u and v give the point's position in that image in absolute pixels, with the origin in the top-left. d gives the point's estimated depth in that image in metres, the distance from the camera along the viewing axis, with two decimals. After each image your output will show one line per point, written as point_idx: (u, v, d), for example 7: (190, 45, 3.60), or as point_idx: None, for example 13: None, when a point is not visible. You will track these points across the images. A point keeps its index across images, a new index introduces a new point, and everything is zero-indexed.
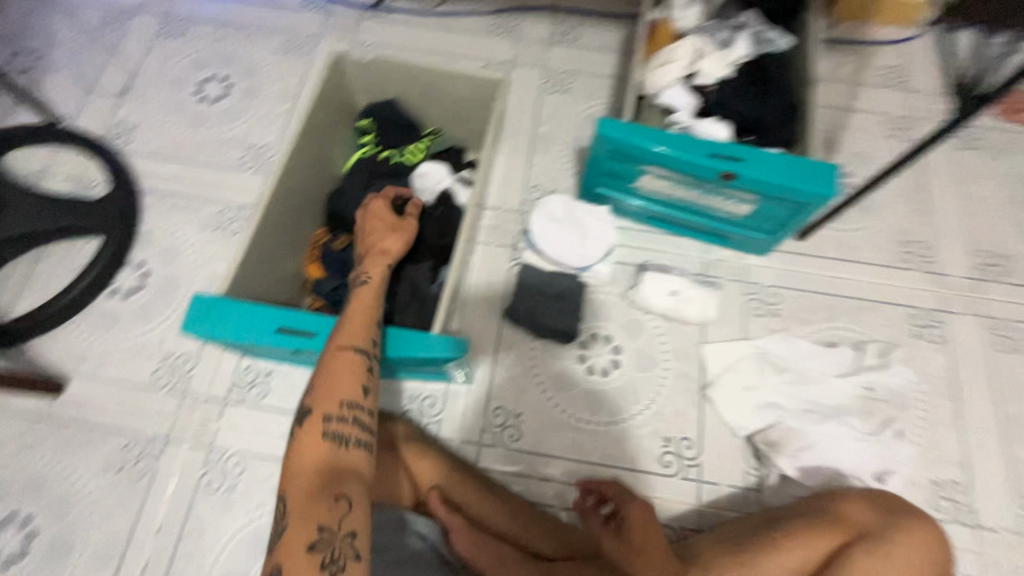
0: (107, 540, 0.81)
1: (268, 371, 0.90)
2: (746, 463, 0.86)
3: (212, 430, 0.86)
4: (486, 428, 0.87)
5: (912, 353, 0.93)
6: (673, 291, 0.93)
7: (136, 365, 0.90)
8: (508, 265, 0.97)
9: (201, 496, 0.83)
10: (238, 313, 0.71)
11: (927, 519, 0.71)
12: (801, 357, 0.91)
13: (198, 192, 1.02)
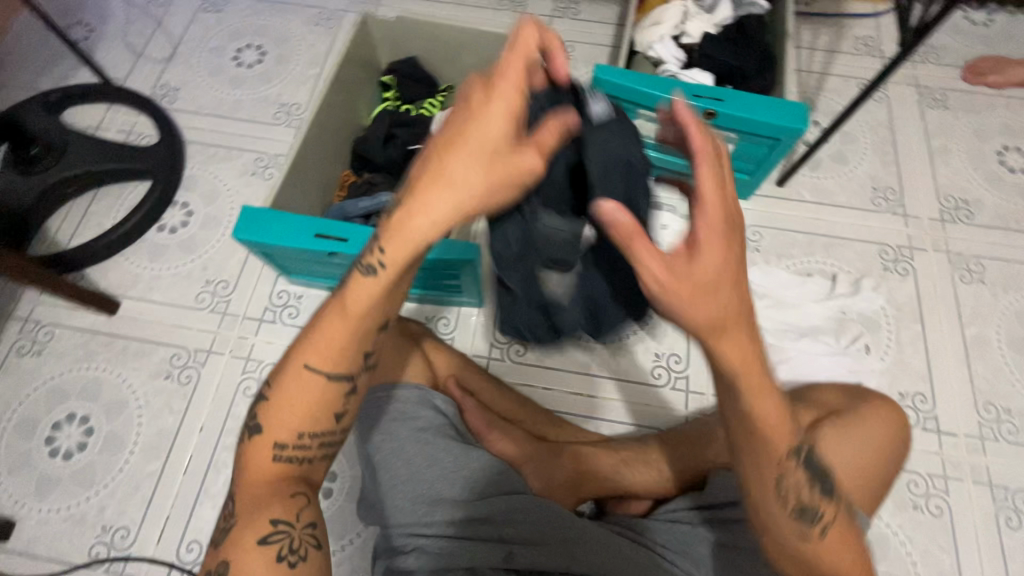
0: (157, 435, 0.91)
1: (299, 294, 1.00)
2: None
3: (248, 345, 0.97)
4: (495, 345, 0.97)
5: (881, 282, 1.02)
6: (662, 225, 1.03)
7: (182, 287, 1.01)
8: None
9: (239, 400, 0.93)
10: (278, 222, 0.81)
11: (884, 401, 0.78)
12: (781, 285, 1.01)
13: (236, 144, 1.14)
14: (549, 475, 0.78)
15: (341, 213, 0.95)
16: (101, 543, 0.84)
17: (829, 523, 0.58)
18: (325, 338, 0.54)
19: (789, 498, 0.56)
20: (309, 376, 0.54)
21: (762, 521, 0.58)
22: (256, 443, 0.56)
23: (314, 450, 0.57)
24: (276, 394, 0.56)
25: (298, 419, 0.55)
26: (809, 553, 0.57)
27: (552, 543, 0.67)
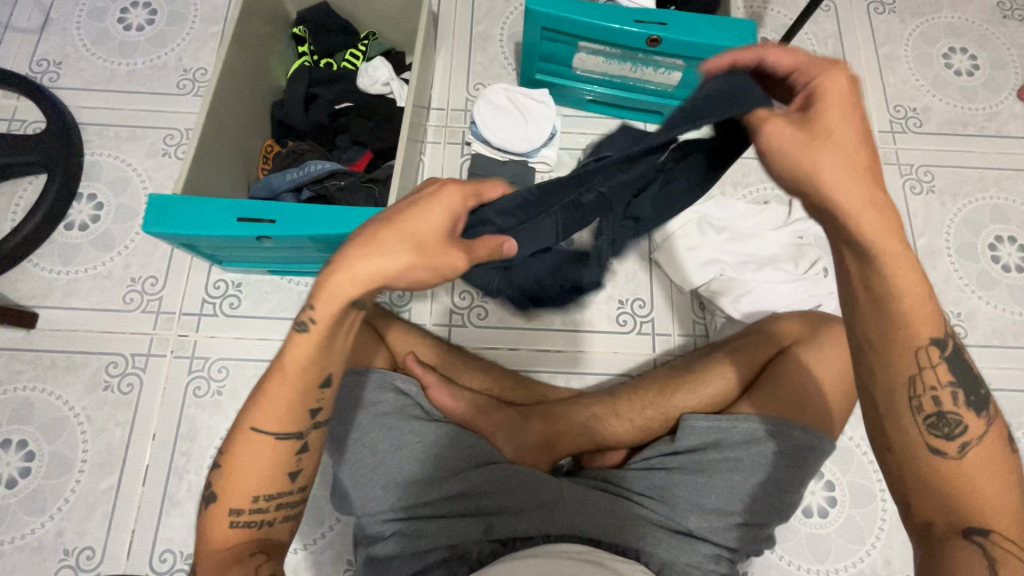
0: (106, 449, 0.85)
1: (238, 282, 0.93)
2: (694, 314, 0.95)
3: (191, 342, 0.90)
4: (455, 311, 0.93)
5: None
6: None
7: (105, 289, 0.92)
8: (459, 161, 1.02)
9: (190, 401, 0.88)
10: (193, 210, 0.73)
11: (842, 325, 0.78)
12: (737, 217, 0.95)
13: (139, 121, 1.02)
14: (523, 439, 0.77)
15: (268, 188, 0.86)
16: (66, 567, 0.80)
17: (973, 444, 0.51)
18: (271, 402, 0.55)
19: (925, 402, 0.51)
20: (259, 445, 0.56)
21: (889, 431, 0.52)
22: (214, 506, 0.57)
23: (279, 509, 0.58)
24: (230, 458, 0.57)
25: (254, 481, 0.56)
26: (945, 471, 0.50)
27: (531, 512, 0.68)
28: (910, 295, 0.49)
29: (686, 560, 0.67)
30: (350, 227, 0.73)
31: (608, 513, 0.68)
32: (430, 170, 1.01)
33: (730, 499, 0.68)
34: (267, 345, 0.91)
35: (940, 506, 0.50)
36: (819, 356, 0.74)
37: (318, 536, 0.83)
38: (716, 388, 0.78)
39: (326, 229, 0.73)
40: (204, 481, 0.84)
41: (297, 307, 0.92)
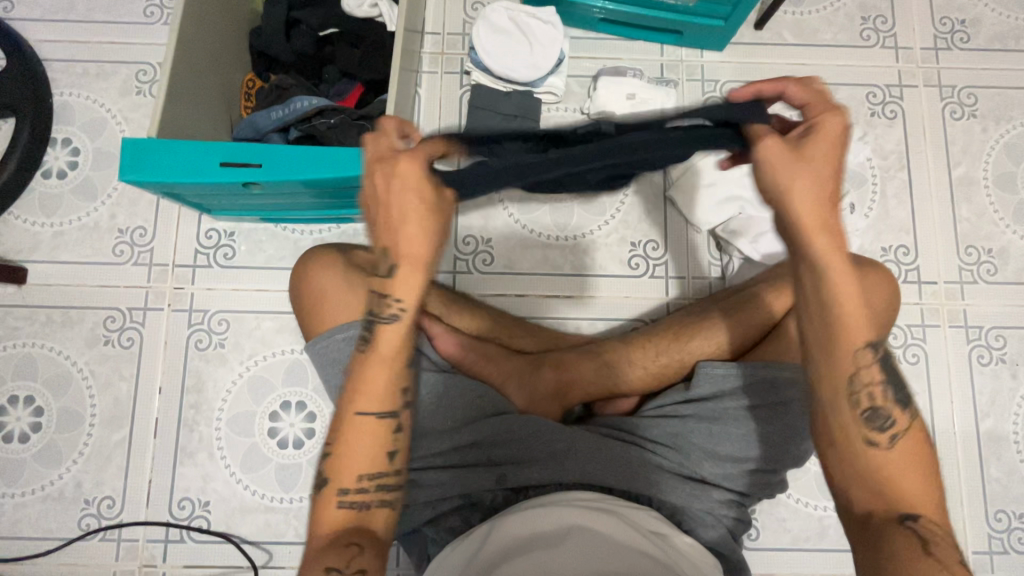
0: (114, 403, 0.85)
1: (231, 232, 0.89)
2: (710, 255, 0.90)
3: (188, 295, 0.87)
4: (459, 257, 0.89)
5: (868, 130, 0.94)
6: (628, 94, 0.89)
7: (93, 241, 0.88)
8: (457, 92, 0.94)
9: (193, 354, 0.86)
10: (173, 154, 0.67)
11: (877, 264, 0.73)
12: None
13: (107, 55, 0.93)
14: (532, 387, 0.75)
15: (253, 129, 0.80)
16: (89, 515, 0.82)
17: (900, 435, 0.52)
18: (371, 380, 0.56)
19: (863, 395, 0.52)
20: (363, 425, 0.55)
21: (828, 423, 0.53)
22: (322, 493, 0.55)
23: (379, 491, 0.56)
24: (337, 445, 0.56)
25: (361, 459, 0.55)
26: (874, 457, 0.52)
27: (544, 462, 0.68)
28: (847, 308, 0.51)
29: (698, 507, 0.67)
30: (344, 168, 0.67)
31: (621, 461, 0.68)
32: (428, 104, 0.93)
33: (744, 447, 0.68)
34: (266, 297, 0.88)
35: (878, 496, 0.51)
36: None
37: None
38: (734, 334, 0.74)
39: (317, 172, 0.67)
40: (215, 432, 0.84)
41: (293, 256, 0.88)
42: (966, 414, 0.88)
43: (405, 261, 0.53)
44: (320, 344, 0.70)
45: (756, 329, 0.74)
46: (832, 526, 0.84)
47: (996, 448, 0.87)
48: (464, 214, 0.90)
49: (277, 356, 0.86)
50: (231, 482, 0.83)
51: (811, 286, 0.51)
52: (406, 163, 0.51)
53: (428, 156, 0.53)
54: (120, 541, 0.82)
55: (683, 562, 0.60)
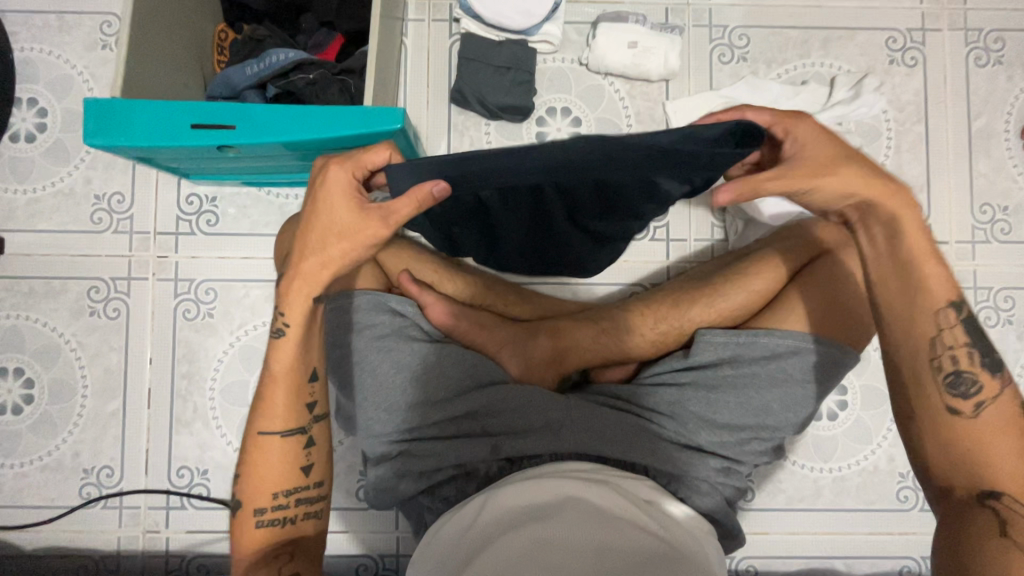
0: (104, 374, 0.84)
1: (212, 196, 0.85)
2: (713, 216, 0.86)
3: (172, 264, 0.84)
4: None
5: (885, 80, 0.88)
6: (630, 42, 0.83)
7: (69, 208, 0.85)
8: (446, 42, 0.87)
9: (182, 324, 0.84)
10: (140, 116, 0.63)
11: None
12: (770, 101, 0.86)
13: (67, 4, 0.86)
14: (528, 354, 0.73)
15: (227, 85, 0.76)
16: (89, 484, 0.83)
17: (991, 404, 0.55)
18: (272, 393, 0.61)
19: (946, 358, 0.55)
20: (271, 441, 0.61)
21: (909, 398, 0.57)
22: (241, 516, 0.60)
23: (296, 496, 0.61)
24: (249, 467, 0.60)
25: (275, 478, 0.60)
26: (959, 428, 0.55)
27: (538, 432, 0.68)
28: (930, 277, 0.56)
29: (694, 474, 0.67)
30: (324, 131, 0.63)
31: (617, 429, 0.68)
32: (415, 56, 0.87)
33: (743, 414, 0.67)
34: (253, 264, 0.85)
35: (970, 473, 0.54)
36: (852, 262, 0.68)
37: None
38: (736, 300, 0.72)
39: (292, 133, 0.63)
40: (208, 402, 0.84)
41: (279, 222, 0.85)
42: None
43: (309, 274, 0.58)
44: None
45: (757, 296, 0.72)
46: (826, 487, 0.85)
47: None
48: None
49: (267, 325, 0.84)
50: (228, 450, 0.83)
51: (884, 243, 0.56)
52: (335, 176, 0.55)
53: (359, 169, 0.55)
54: (122, 509, 0.83)
55: (678, 531, 0.59)
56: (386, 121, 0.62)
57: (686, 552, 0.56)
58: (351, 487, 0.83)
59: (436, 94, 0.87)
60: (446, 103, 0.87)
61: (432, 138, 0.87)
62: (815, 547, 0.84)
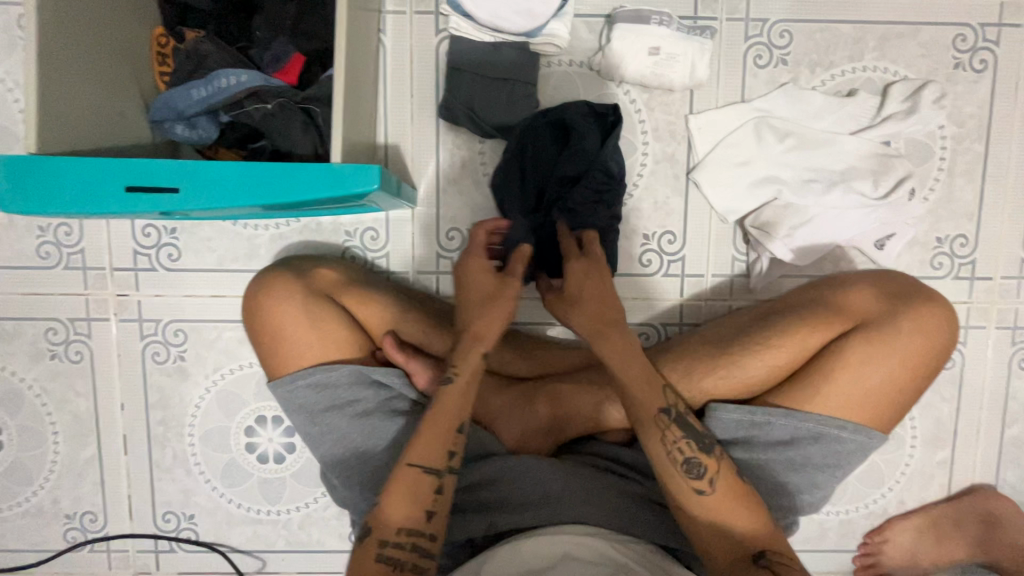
0: (74, 419, 0.78)
1: (172, 228, 0.75)
2: (734, 249, 0.78)
3: (133, 303, 0.76)
4: (442, 255, 0.77)
5: (947, 88, 0.75)
6: (651, 48, 0.70)
7: (12, 242, 0.75)
8: (432, 40, 0.73)
9: (152, 368, 0.78)
10: (76, 177, 0.53)
11: (934, 300, 0.64)
12: (810, 115, 0.74)
13: None
14: (526, 422, 0.70)
15: (171, 109, 0.62)
16: (74, 528, 0.80)
17: (702, 489, 0.59)
18: (427, 432, 0.59)
19: (677, 455, 0.60)
20: (408, 474, 0.57)
21: (670, 491, 0.61)
22: (366, 539, 0.56)
23: (413, 552, 0.55)
24: (383, 497, 0.57)
25: (403, 508, 0.56)
26: (711, 510, 0.59)
27: (537, 507, 0.64)
28: (645, 399, 0.62)
29: (701, 551, 0.64)
30: (292, 196, 0.53)
31: (620, 501, 0.65)
32: (395, 58, 0.73)
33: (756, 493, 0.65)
34: (223, 303, 0.77)
35: (718, 542, 0.58)
36: (895, 343, 0.62)
37: (316, 496, 0.80)
38: (759, 372, 0.65)
39: (246, 197, 0.53)
40: (188, 448, 0.79)
41: (249, 256, 0.76)
42: (992, 420, 0.81)
43: (478, 339, 0.63)
44: (285, 388, 0.65)
45: (785, 367, 0.65)
46: (831, 528, 0.83)
47: (1018, 452, 0.82)
48: (448, 203, 0.76)
49: (244, 368, 0.78)
50: (213, 496, 0.80)
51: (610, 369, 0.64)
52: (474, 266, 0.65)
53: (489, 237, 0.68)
54: (110, 552, 0.81)
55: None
56: (356, 182, 0.53)
57: None
58: (344, 530, 0.81)
59: (422, 105, 0.74)
60: (433, 117, 0.75)
61: (418, 158, 0.75)
62: None
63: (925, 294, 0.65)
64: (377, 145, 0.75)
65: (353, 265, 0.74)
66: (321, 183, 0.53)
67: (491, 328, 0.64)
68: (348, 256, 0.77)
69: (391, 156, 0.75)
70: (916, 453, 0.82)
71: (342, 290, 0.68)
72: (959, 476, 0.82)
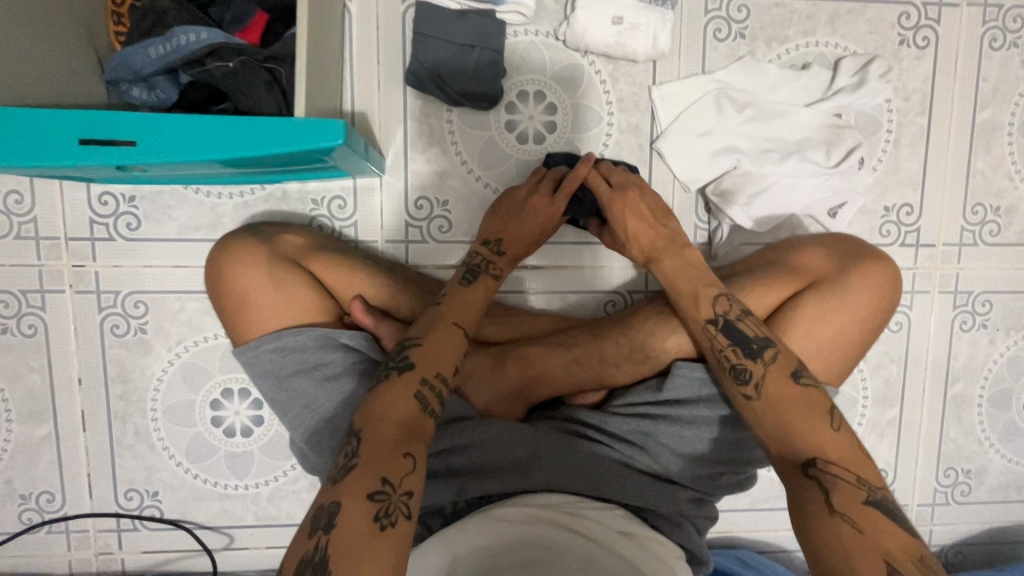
0: (29, 397, 0.76)
1: (130, 195, 0.73)
2: (696, 218, 0.81)
3: (90, 274, 0.74)
4: (411, 224, 0.77)
5: (893, 64, 0.79)
6: (615, 18, 0.72)
7: None
8: (399, 7, 0.73)
9: (111, 341, 0.76)
10: (14, 127, 0.51)
11: (882, 257, 0.68)
12: (767, 88, 0.77)
13: None
14: (495, 384, 0.72)
15: (127, 69, 0.61)
16: (29, 509, 0.78)
17: (832, 487, 0.53)
18: (468, 299, 0.65)
19: (830, 475, 0.54)
20: (445, 330, 0.61)
21: (798, 508, 0.53)
22: (396, 380, 0.57)
23: (438, 401, 0.57)
24: (422, 343, 0.60)
25: (444, 358, 0.59)
26: (857, 524, 0.51)
27: (508, 472, 0.66)
28: (804, 396, 0.58)
29: (664, 507, 0.67)
30: (246, 152, 0.53)
31: (586, 462, 0.67)
32: (361, 25, 0.73)
33: (715, 448, 0.68)
34: (186, 274, 0.75)
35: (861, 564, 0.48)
36: (829, 306, 0.65)
37: (285, 469, 0.79)
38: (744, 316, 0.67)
39: (202, 151, 0.52)
40: (151, 424, 0.77)
41: (212, 225, 0.74)
42: (936, 380, 0.86)
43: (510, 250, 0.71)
44: (250, 352, 0.64)
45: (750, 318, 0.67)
46: None
47: (959, 410, 0.87)
48: (416, 171, 0.76)
49: (209, 341, 0.77)
50: (177, 471, 0.78)
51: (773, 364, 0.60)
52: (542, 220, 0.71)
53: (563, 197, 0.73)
54: (69, 533, 0.78)
55: (654, 563, 0.59)
56: (322, 136, 0.53)
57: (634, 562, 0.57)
58: None
59: (388, 73, 0.74)
60: (400, 86, 0.75)
61: (386, 127, 0.75)
62: (773, 542, 0.87)
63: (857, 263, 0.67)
64: (344, 112, 0.74)
65: (321, 233, 0.74)
66: (278, 141, 0.53)
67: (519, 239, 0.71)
68: (315, 225, 0.76)
69: (359, 123, 0.75)
70: (867, 413, 0.86)
71: (309, 255, 0.68)
72: (906, 433, 0.87)
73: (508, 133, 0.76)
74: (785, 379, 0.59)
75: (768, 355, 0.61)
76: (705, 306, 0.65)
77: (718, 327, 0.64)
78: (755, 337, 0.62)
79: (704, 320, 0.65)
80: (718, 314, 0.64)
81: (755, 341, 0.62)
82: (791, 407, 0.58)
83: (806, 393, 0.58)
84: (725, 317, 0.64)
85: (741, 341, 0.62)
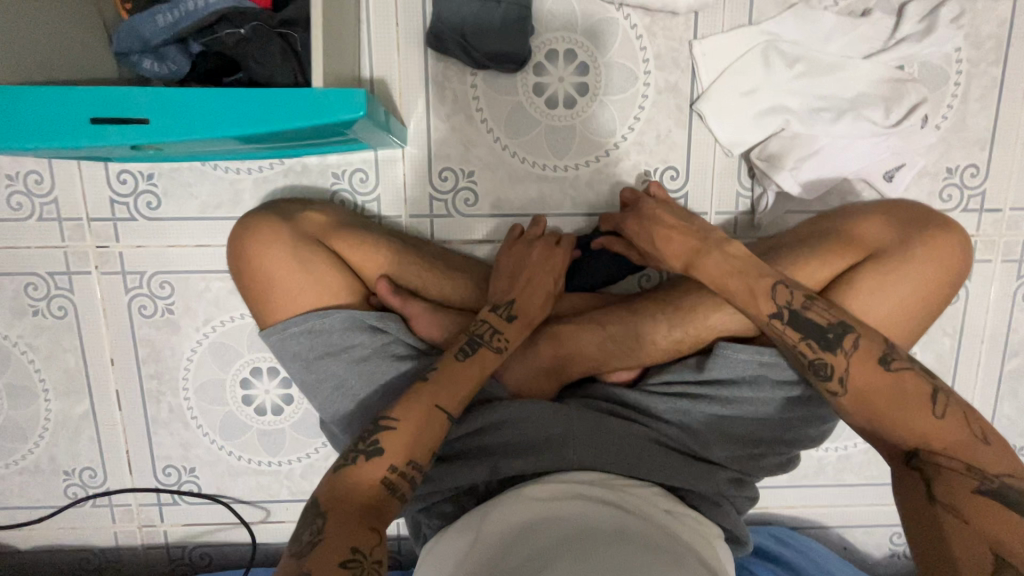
0: (65, 376, 0.77)
1: (148, 173, 0.71)
2: (739, 184, 0.75)
3: (115, 254, 0.73)
4: (435, 197, 0.74)
5: (965, 7, 0.71)
6: None
7: None
8: None
9: (140, 322, 0.75)
10: (31, 108, 0.49)
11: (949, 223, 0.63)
12: (821, 39, 0.70)
13: None
14: (526, 364, 0.70)
15: (135, 38, 0.57)
16: (73, 484, 0.80)
17: (937, 479, 0.52)
18: (460, 376, 0.59)
19: (932, 468, 0.53)
20: (428, 415, 0.56)
21: (907, 504, 0.54)
22: (365, 462, 0.53)
23: (409, 483, 0.54)
24: (399, 423, 0.55)
25: (422, 447, 0.55)
26: (967, 517, 0.50)
27: (541, 452, 0.64)
28: (896, 388, 0.55)
29: (704, 488, 0.64)
30: (266, 127, 0.49)
31: (625, 441, 0.64)
32: None
33: (754, 426, 0.66)
34: (209, 253, 0.73)
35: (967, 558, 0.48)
36: (895, 273, 0.60)
37: (317, 446, 0.79)
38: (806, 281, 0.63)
39: (221, 127, 0.49)
40: (184, 402, 0.78)
41: (233, 202, 0.72)
42: (993, 354, 0.81)
43: (523, 314, 0.66)
44: (277, 335, 0.63)
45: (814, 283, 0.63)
46: (830, 465, 0.83)
47: (1016, 385, 0.82)
48: (439, 141, 0.72)
49: (235, 320, 0.76)
50: (213, 448, 0.79)
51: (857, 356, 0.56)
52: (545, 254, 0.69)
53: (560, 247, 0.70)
54: (113, 506, 0.81)
55: (697, 542, 0.58)
56: (341, 107, 0.49)
57: (677, 538, 0.56)
58: None
59: (408, 34, 0.69)
60: (420, 49, 0.70)
61: (407, 94, 0.71)
62: (810, 518, 0.85)
63: (880, 254, 0.61)
64: (362, 79, 0.70)
65: (344, 209, 0.71)
66: (298, 112, 0.49)
67: (529, 309, 0.66)
68: (337, 200, 0.73)
69: (378, 91, 0.70)
70: None
71: (332, 233, 0.66)
72: None
73: (537, 98, 0.71)
74: (870, 370, 0.55)
75: (847, 345, 0.56)
76: (766, 300, 0.59)
77: (784, 321, 0.58)
78: (829, 326, 0.57)
79: (765, 316, 0.58)
80: (781, 307, 0.58)
81: (830, 330, 0.57)
82: (879, 401, 0.55)
83: (892, 386, 0.55)
84: (789, 309, 0.58)
85: (816, 334, 0.57)
